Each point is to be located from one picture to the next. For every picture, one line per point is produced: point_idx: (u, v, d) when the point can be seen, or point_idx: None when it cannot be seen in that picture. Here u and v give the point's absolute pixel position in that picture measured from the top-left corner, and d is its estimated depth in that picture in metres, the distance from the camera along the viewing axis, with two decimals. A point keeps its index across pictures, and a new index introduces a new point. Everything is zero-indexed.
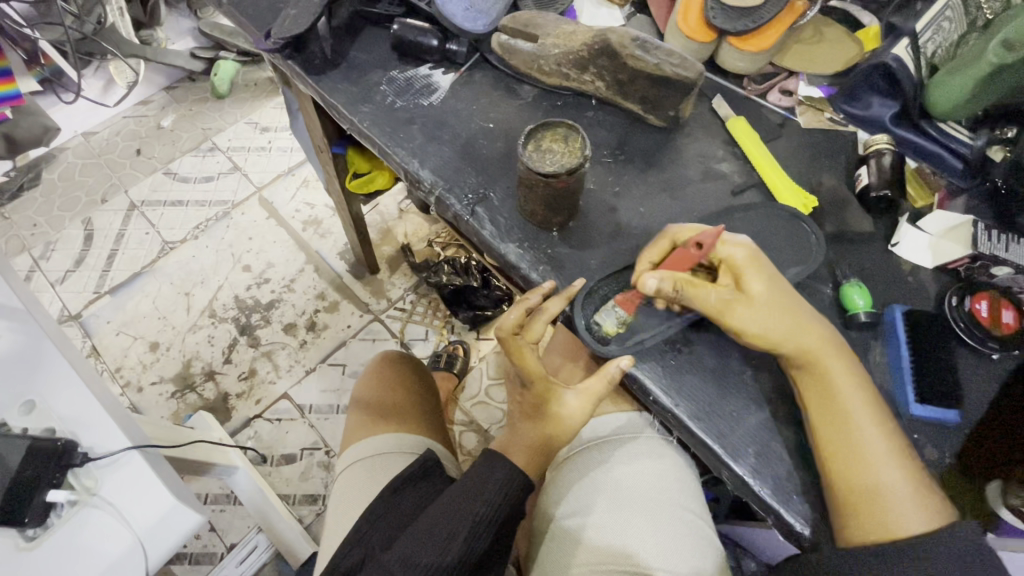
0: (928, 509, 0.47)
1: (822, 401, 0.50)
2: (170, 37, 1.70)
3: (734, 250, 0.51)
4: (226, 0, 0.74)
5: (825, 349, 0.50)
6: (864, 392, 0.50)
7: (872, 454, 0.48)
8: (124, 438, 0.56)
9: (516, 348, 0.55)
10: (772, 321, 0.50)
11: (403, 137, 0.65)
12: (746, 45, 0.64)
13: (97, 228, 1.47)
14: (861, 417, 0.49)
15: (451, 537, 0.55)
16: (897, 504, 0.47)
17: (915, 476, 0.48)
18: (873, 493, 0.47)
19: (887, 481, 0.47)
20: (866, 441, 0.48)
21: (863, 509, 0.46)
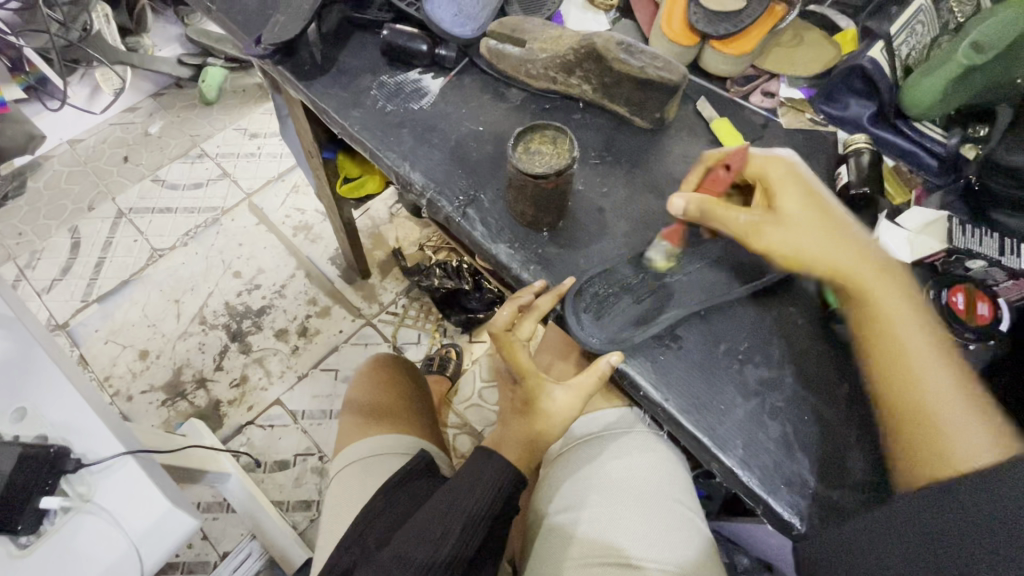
0: (996, 430, 0.45)
1: (868, 320, 0.51)
2: (157, 44, 1.69)
3: (772, 166, 0.54)
4: (215, 7, 0.75)
5: (865, 271, 0.51)
6: (914, 306, 0.50)
7: (926, 371, 0.47)
8: (117, 443, 0.56)
9: (508, 343, 0.58)
10: (806, 232, 0.52)
11: (394, 141, 0.66)
12: (728, 48, 0.66)
13: (85, 236, 1.45)
14: (910, 329, 0.49)
15: (446, 534, 0.56)
16: (957, 422, 0.46)
17: (974, 401, 0.46)
18: (926, 412, 0.46)
19: (942, 396, 0.47)
20: (920, 353, 0.48)
21: (922, 427, 0.46)
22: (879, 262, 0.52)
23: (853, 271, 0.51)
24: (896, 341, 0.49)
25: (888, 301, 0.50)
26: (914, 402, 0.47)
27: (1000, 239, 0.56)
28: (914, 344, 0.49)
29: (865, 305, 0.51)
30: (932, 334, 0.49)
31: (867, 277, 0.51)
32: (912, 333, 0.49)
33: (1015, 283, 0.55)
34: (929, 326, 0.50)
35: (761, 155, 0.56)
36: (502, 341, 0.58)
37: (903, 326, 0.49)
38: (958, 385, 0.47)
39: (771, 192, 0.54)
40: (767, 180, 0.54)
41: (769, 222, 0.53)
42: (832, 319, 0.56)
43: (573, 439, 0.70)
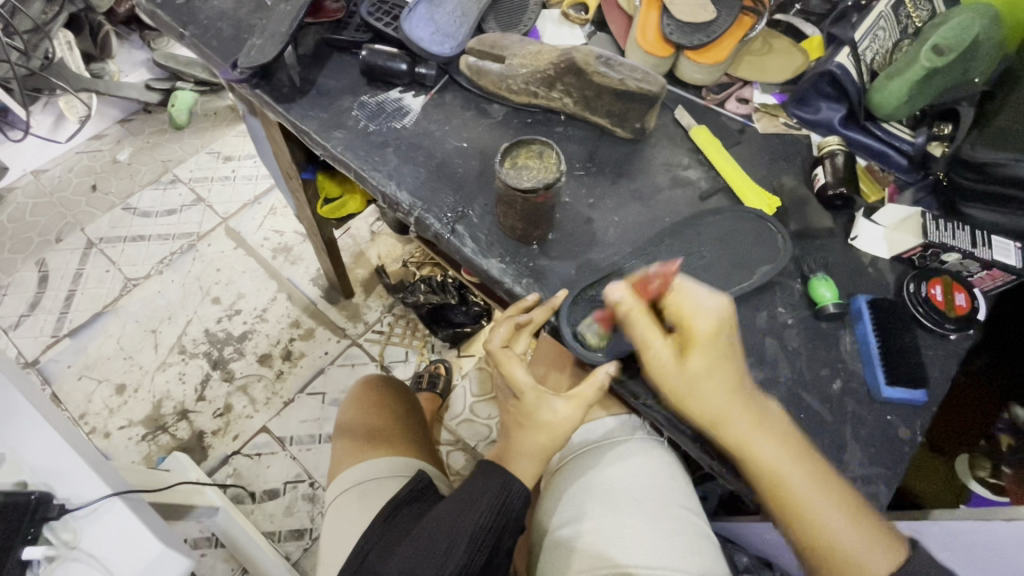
0: (885, 541, 0.47)
1: (766, 484, 0.49)
2: (123, 70, 1.66)
3: (697, 317, 0.49)
4: (188, 33, 0.74)
5: (739, 430, 0.49)
6: (791, 451, 0.49)
7: (817, 509, 0.48)
8: (103, 485, 0.55)
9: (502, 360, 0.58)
10: (712, 393, 0.49)
11: (378, 160, 0.66)
12: (701, 57, 0.68)
13: (53, 269, 1.41)
14: (798, 482, 0.48)
15: (451, 549, 0.55)
16: (852, 546, 0.47)
17: (870, 525, 0.47)
18: (825, 547, 0.48)
19: (836, 533, 0.47)
20: (803, 497, 0.48)
21: (826, 560, 0.48)
22: (756, 414, 0.50)
23: (736, 431, 0.49)
24: (787, 495, 0.48)
25: (765, 453, 0.49)
26: (814, 538, 0.48)
27: (971, 232, 0.58)
28: (796, 484, 0.48)
29: (744, 462, 0.50)
30: (812, 472, 0.49)
31: (741, 431, 0.49)
32: (796, 478, 0.48)
33: (988, 274, 0.57)
34: (812, 468, 0.49)
35: (689, 294, 0.50)
36: (496, 356, 0.59)
37: (789, 479, 0.48)
38: (845, 515, 0.47)
39: (688, 345, 0.49)
40: (689, 328, 0.50)
41: (676, 382, 0.50)
42: (820, 317, 0.57)
43: (571, 451, 0.70)
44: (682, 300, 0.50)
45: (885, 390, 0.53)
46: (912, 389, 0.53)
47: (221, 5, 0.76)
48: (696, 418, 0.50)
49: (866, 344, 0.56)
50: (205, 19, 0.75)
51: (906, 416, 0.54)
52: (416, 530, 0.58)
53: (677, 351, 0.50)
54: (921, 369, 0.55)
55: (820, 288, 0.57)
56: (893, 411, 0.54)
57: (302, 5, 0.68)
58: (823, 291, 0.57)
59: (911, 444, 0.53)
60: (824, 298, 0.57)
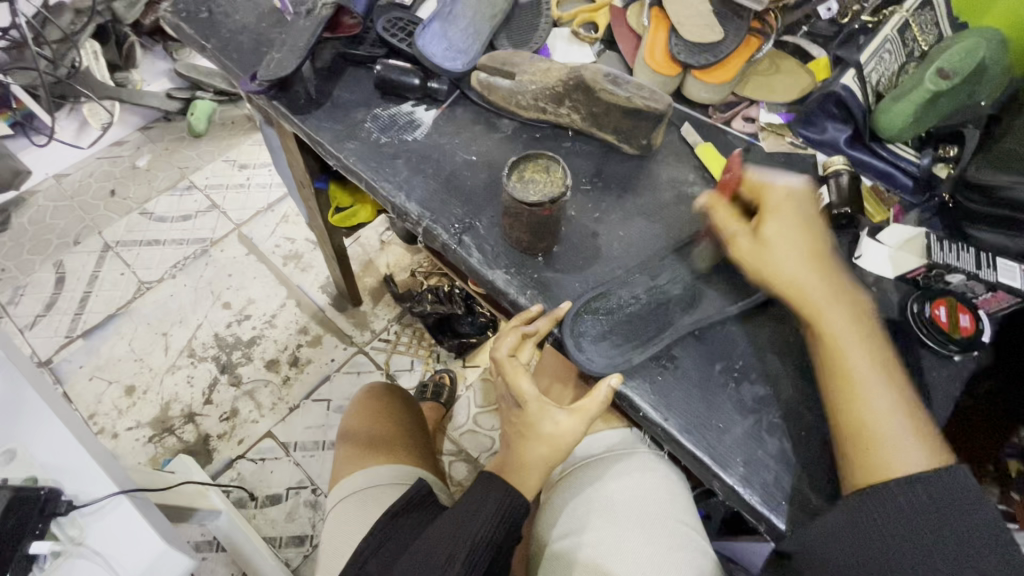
0: (930, 442, 0.47)
1: (822, 351, 0.52)
2: (146, 80, 1.69)
3: (776, 190, 0.56)
4: (210, 46, 0.77)
5: (818, 298, 0.53)
6: (858, 325, 0.52)
7: (867, 384, 0.49)
8: (110, 483, 0.55)
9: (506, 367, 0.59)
10: (786, 258, 0.54)
11: (389, 171, 0.67)
12: (708, 77, 0.69)
13: (70, 271, 1.44)
14: (856, 351, 0.51)
15: (452, 562, 0.55)
16: (897, 433, 0.47)
17: (920, 429, 0.48)
18: (862, 419, 0.48)
19: (882, 409, 0.48)
20: (858, 367, 0.50)
21: (855, 436, 0.48)
22: (830, 284, 0.54)
23: (809, 293, 0.53)
24: (841, 357, 0.51)
25: (831, 313, 0.52)
26: (848, 410, 0.49)
27: (976, 253, 0.58)
28: (851, 351, 0.51)
29: (811, 322, 0.53)
30: (875, 355, 0.51)
31: (813, 287, 0.53)
32: (855, 352, 0.51)
33: (994, 296, 0.57)
34: (876, 352, 0.51)
35: (760, 175, 0.58)
36: (502, 365, 0.60)
37: (848, 349, 0.51)
38: (898, 400, 0.49)
39: (764, 214, 0.56)
40: (763, 203, 0.57)
41: (759, 255, 0.55)
42: None
43: (572, 464, 0.70)
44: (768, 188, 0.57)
45: None
46: None
47: (242, 20, 0.79)
48: (768, 280, 0.54)
49: None
50: (227, 32, 0.78)
51: None
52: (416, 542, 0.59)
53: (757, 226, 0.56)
54: (924, 390, 0.54)
55: None
56: None
57: (320, 21, 0.70)
58: None
59: None
60: None
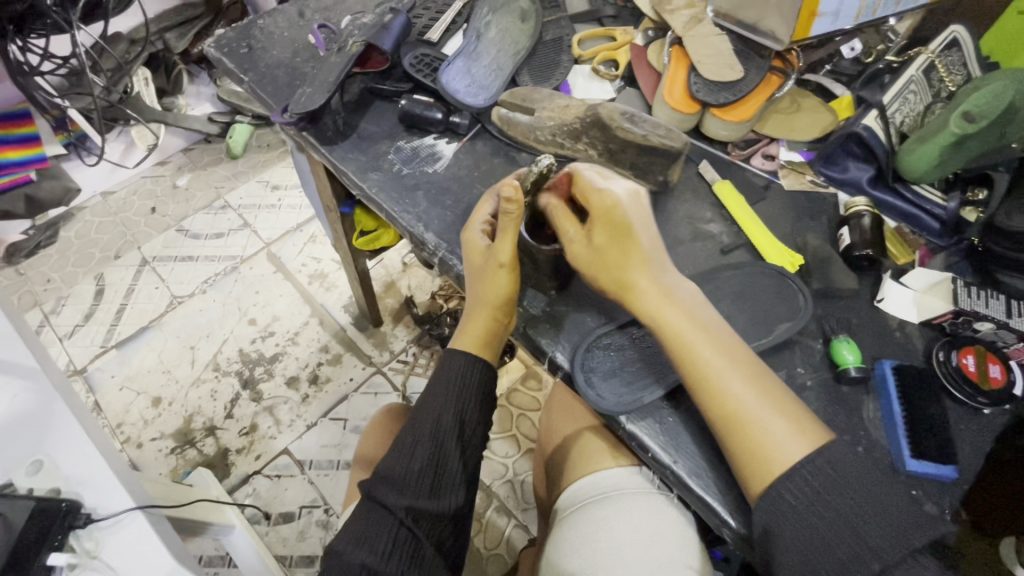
0: (799, 426, 0.48)
1: (677, 355, 0.51)
2: (191, 104, 1.79)
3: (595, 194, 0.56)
4: (248, 80, 0.81)
5: (656, 302, 0.53)
6: (703, 325, 0.52)
7: (722, 381, 0.49)
8: (128, 497, 0.57)
9: (505, 267, 0.58)
10: (614, 267, 0.54)
11: (409, 202, 0.69)
12: (728, 115, 0.69)
13: (109, 283, 1.51)
14: (710, 354, 0.50)
15: (440, 418, 0.59)
16: (767, 426, 0.48)
17: (785, 410, 0.49)
18: (737, 418, 0.48)
19: (741, 399, 0.49)
20: (712, 366, 0.50)
21: (740, 438, 0.48)
22: (664, 285, 0.53)
23: (651, 303, 0.53)
24: (695, 361, 0.50)
25: (671, 319, 0.52)
26: (722, 411, 0.49)
27: (1006, 301, 0.57)
28: (700, 352, 0.50)
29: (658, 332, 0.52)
30: (728, 353, 0.51)
31: (646, 295, 0.53)
32: (709, 353, 0.50)
33: None
34: (732, 350, 0.51)
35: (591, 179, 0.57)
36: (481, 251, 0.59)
37: (699, 352, 0.50)
38: (755, 390, 0.49)
39: (593, 219, 0.55)
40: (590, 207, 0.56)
41: (584, 253, 0.56)
42: (841, 381, 0.56)
43: (581, 500, 0.70)
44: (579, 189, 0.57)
45: (910, 463, 0.51)
46: (940, 464, 0.51)
47: (279, 55, 0.83)
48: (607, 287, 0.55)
49: (890, 413, 0.53)
50: (263, 66, 0.82)
51: (933, 492, 0.51)
52: (423, 414, 0.59)
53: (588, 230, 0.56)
54: (950, 444, 0.52)
55: (842, 350, 0.56)
56: (919, 486, 0.51)
57: (350, 57, 0.74)
58: (845, 354, 0.56)
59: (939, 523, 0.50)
60: (846, 361, 0.55)
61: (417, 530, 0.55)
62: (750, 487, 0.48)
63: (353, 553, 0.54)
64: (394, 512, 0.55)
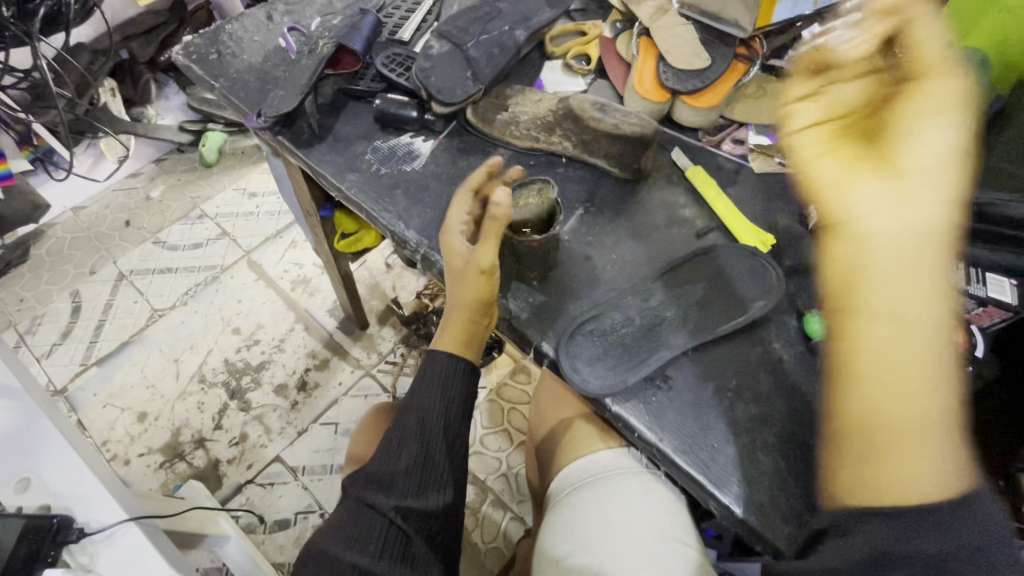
0: (963, 461, 0.41)
1: (896, 336, 0.41)
2: (160, 113, 1.77)
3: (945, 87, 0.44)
4: (219, 86, 0.81)
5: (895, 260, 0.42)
6: (937, 316, 0.41)
7: (927, 384, 0.41)
8: (118, 509, 0.57)
9: (485, 272, 0.58)
10: (869, 199, 0.42)
11: (388, 201, 0.70)
12: (699, 102, 0.71)
13: (85, 300, 1.48)
14: (931, 356, 0.41)
15: (424, 417, 0.60)
16: (934, 453, 0.40)
17: (958, 441, 0.41)
18: (909, 431, 0.40)
19: (928, 413, 0.41)
20: (925, 363, 0.41)
21: (900, 446, 0.41)
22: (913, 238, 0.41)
23: (881, 263, 0.42)
24: (915, 346, 0.41)
25: (909, 292, 0.41)
26: (900, 416, 0.41)
27: (969, 269, 0.58)
28: (927, 339, 0.41)
29: (867, 295, 0.42)
30: (944, 361, 0.41)
31: (896, 252, 0.42)
32: (931, 347, 0.41)
33: (985, 311, 0.58)
34: (948, 361, 0.41)
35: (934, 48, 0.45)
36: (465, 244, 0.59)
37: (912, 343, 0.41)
38: (950, 411, 0.41)
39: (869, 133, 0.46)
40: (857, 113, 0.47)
41: (859, 157, 0.45)
42: (815, 353, 0.58)
43: (572, 484, 0.71)
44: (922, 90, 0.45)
45: None
46: None
47: (249, 60, 0.83)
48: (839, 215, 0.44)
49: None
50: (234, 72, 0.82)
51: None
52: (408, 414, 0.60)
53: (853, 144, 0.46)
54: None
55: (814, 323, 0.58)
56: None
57: (322, 60, 0.75)
58: (817, 327, 0.58)
59: None
60: (817, 333, 0.58)
61: (406, 528, 0.56)
62: (869, 496, 0.42)
63: (342, 554, 0.54)
64: (383, 512, 0.56)
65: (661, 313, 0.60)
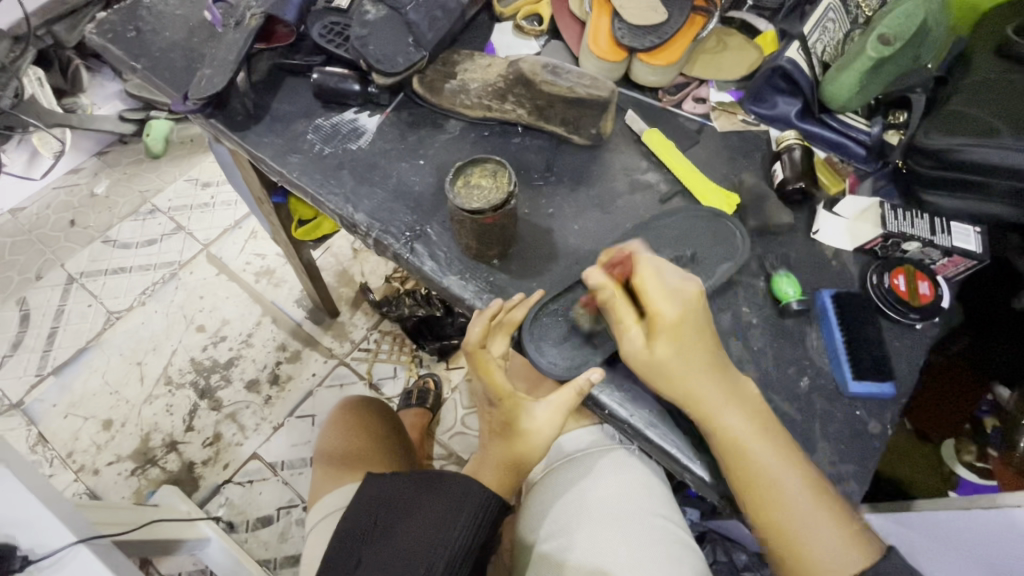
0: (853, 535, 0.46)
1: (743, 480, 0.48)
2: (96, 102, 1.63)
3: (665, 300, 0.50)
4: (141, 67, 0.74)
5: (707, 410, 0.49)
6: (757, 427, 0.49)
7: (784, 487, 0.47)
8: (69, 532, 0.55)
9: (480, 349, 0.55)
10: (694, 372, 0.49)
11: (335, 183, 0.65)
12: (656, 59, 0.67)
13: (34, 307, 1.39)
14: (781, 473, 0.47)
15: (430, 569, 0.54)
16: (817, 541, 0.46)
17: (841, 517, 0.47)
18: (786, 529, 0.47)
19: (796, 515, 0.47)
20: (772, 474, 0.47)
21: (786, 543, 0.47)
22: (717, 401, 0.49)
23: (721, 421, 0.49)
24: (765, 477, 0.47)
25: (735, 428, 0.48)
26: (773, 522, 0.47)
27: (931, 219, 0.58)
28: (767, 464, 0.48)
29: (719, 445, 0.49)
30: (787, 456, 0.48)
31: (711, 404, 0.49)
32: (771, 464, 0.48)
33: (950, 261, 0.57)
34: (798, 463, 0.48)
35: (660, 279, 0.51)
36: (475, 358, 0.56)
37: (760, 456, 0.48)
38: (816, 501, 0.47)
39: (656, 325, 0.50)
40: (657, 316, 0.50)
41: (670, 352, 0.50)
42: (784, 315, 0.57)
43: (548, 465, 0.70)
44: (644, 277, 0.51)
45: (852, 385, 0.53)
46: (879, 381, 0.53)
47: (173, 36, 0.76)
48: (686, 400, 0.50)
49: (831, 339, 0.55)
50: (157, 51, 0.75)
51: (874, 410, 0.53)
52: (425, 507, 0.57)
53: (650, 331, 0.50)
54: (886, 362, 0.54)
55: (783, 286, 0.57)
56: (862, 405, 0.53)
57: (250, 32, 0.68)
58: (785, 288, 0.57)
59: (882, 438, 0.52)
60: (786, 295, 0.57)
61: None
62: None
63: None
64: None
65: None
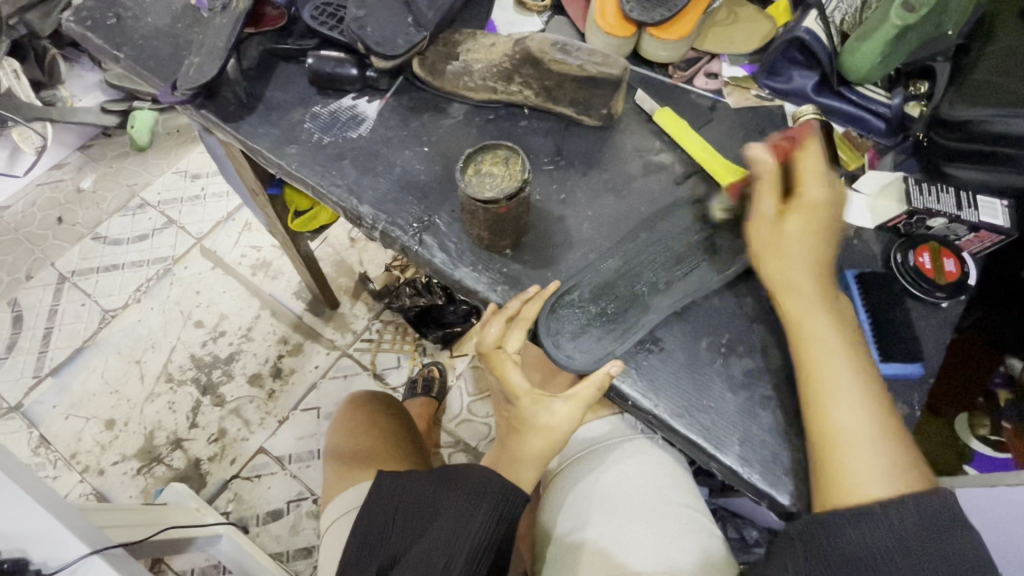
0: (905, 473, 0.46)
1: (807, 373, 0.49)
2: (76, 94, 1.57)
3: (813, 183, 0.54)
4: (124, 56, 0.70)
5: (802, 301, 0.51)
6: (846, 339, 0.50)
7: (846, 402, 0.47)
8: (81, 543, 0.54)
9: (492, 350, 0.54)
10: (794, 257, 0.52)
11: (336, 173, 0.62)
12: (665, 34, 0.64)
13: (26, 308, 1.36)
14: (848, 387, 0.48)
15: (452, 562, 0.52)
16: (869, 460, 0.46)
17: (896, 449, 0.47)
18: (840, 439, 0.47)
19: (857, 429, 0.47)
20: (840, 383, 0.48)
21: (832, 453, 0.47)
22: (822, 295, 0.51)
23: (803, 317, 0.51)
24: (829, 382, 0.48)
25: (817, 328, 0.50)
26: (824, 428, 0.47)
27: (956, 194, 0.56)
28: (837, 374, 0.48)
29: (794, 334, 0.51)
30: (864, 378, 0.48)
31: (800, 293, 0.51)
32: (841, 377, 0.48)
33: (976, 236, 0.56)
34: (871, 383, 0.48)
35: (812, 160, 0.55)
36: (491, 358, 0.54)
37: (832, 356, 0.49)
38: (880, 428, 0.47)
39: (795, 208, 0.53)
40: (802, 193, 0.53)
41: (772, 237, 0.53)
42: None
43: (568, 457, 0.69)
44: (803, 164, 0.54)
45: (880, 367, 0.52)
46: (906, 363, 0.52)
47: (155, 23, 0.72)
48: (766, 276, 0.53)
49: (857, 322, 0.54)
50: (140, 38, 0.71)
51: (902, 391, 0.52)
52: (445, 502, 0.56)
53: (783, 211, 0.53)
54: (914, 343, 0.53)
55: None
56: (890, 387, 0.52)
57: (238, 17, 0.64)
58: None
59: (910, 420, 0.51)
60: None
61: None
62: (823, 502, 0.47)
63: None
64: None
65: (647, 274, 0.56)
